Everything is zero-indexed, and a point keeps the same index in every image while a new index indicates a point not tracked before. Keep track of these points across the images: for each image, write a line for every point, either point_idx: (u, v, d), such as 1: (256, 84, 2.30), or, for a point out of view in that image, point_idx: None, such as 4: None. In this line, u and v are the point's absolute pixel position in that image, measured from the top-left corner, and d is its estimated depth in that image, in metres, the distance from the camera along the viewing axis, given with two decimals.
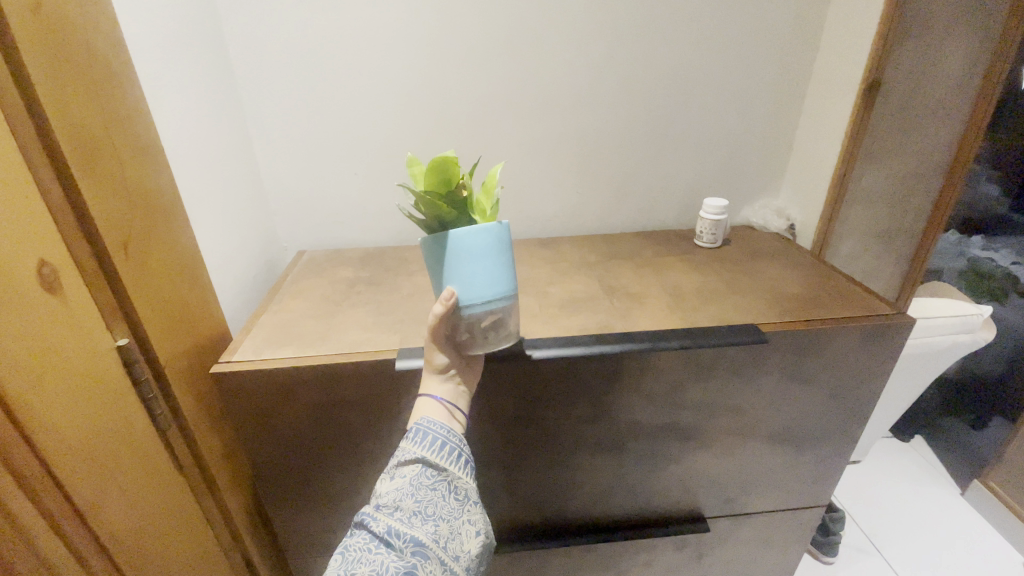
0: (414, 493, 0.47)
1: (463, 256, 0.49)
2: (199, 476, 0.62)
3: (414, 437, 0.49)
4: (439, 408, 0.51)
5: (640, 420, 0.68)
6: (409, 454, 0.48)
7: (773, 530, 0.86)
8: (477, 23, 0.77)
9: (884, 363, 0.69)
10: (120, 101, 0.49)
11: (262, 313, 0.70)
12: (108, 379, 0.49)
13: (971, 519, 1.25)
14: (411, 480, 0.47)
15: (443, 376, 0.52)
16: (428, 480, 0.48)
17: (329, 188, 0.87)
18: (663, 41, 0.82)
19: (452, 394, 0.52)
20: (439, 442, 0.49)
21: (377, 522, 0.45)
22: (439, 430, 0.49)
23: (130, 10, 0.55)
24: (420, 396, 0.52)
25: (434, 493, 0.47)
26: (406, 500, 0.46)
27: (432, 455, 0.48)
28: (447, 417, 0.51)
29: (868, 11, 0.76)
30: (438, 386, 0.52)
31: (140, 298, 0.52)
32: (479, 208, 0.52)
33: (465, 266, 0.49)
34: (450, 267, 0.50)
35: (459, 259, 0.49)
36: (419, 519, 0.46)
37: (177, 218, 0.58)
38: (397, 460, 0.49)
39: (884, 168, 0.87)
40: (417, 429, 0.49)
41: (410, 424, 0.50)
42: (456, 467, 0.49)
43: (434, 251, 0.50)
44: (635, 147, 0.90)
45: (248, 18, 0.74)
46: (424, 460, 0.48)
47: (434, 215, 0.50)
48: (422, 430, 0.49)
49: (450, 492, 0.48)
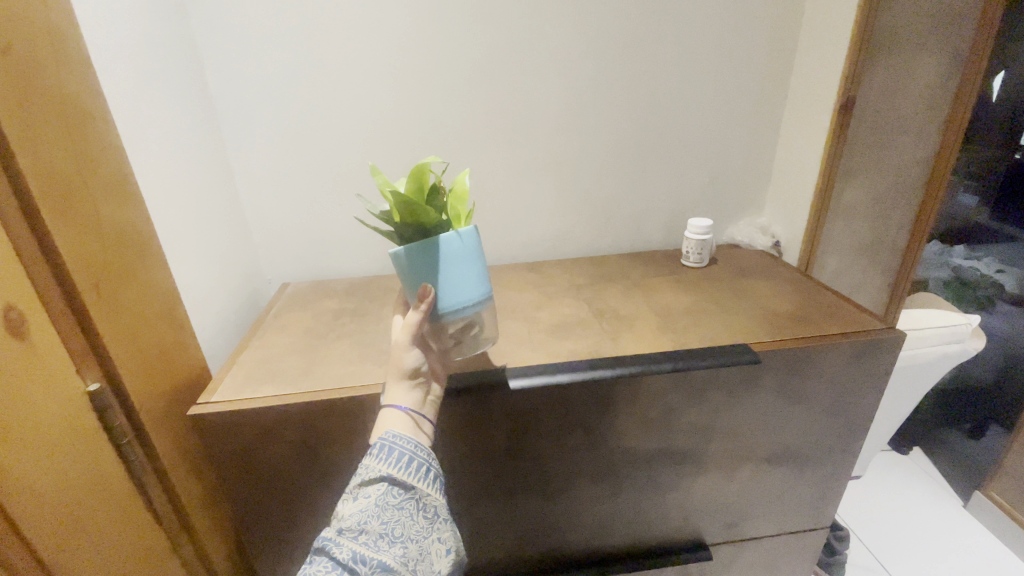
0: (380, 514, 0.45)
1: (456, 259, 0.52)
2: (177, 525, 0.59)
3: (379, 453, 0.46)
4: (406, 420, 0.48)
5: (634, 446, 0.66)
6: (373, 473, 0.45)
7: (777, 554, 0.84)
8: (456, 52, 0.78)
9: (877, 379, 0.69)
10: (93, 138, 0.48)
11: (243, 349, 0.68)
12: (77, 422, 0.47)
13: (975, 532, 1.22)
14: (377, 500, 0.45)
15: (411, 383, 0.49)
16: (394, 499, 0.45)
17: (313, 218, 0.87)
18: (641, 69, 0.84)
19: (417, 402, 0.49)
20: (407, 458, 0.46)
21: (340, 548, 0.43)
22: (406, 445, 0.46)
23: (107, 52, 0.55)
24: (384, 407, 0.49)
25: (401, 512, 0.45)
26: (372, 523, 0.44)
27: (398, 473, 0.45)
28: (412, 429, 0.48)
29: (837, 32, 0.78)
30: (405, 394, 0.49)
31: (114, 340, 0.50)
32: (455, 213, 0.54)
33: (458, 269, 0.53)
34: (433, 270, 0.52)
35: (435, 267, 0.52)
36: (386, 542, 0.44)
37: (153, 253, 0.57)
38: (360, 479, 0.46)
39: (862, 183, 0.88)
40: (381, 444, 0.46)
41: (374, 438, 0.47)
42: (423, 483, 0.47)
43: (419, 256, 0.51)
44: (617, 170, 0.91)
45: (228, 53, 0.74)
46: (390, 479, 0.45)
47: (414, 221, 0.51)
48: (388, 446, 0.46)
49: (418, 511, 0.46)
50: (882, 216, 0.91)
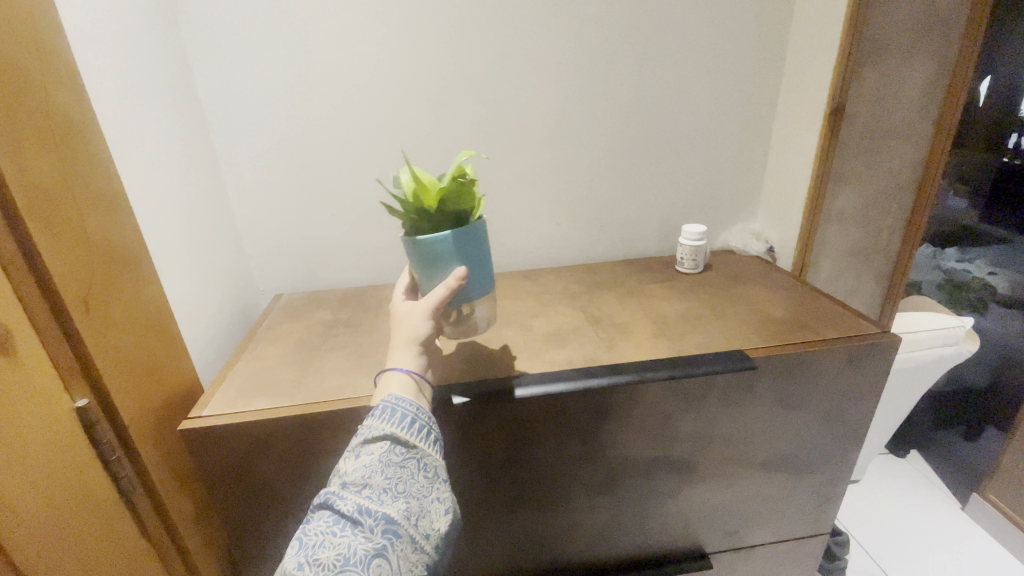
0: (384, 470, 0.44)
1: (482, 246, 0.55)
2: (168, 541, 0.58)
3: (382, 415, 0.46)
4: (408, 384, 0.49)
5: (633, 455, 0.66)
6: (376, 432, 0.45)
7: (778, 562, 0.83)
8: (448, 62, 0.78)
9: (875, 384, 0.68)
10: (81, 151, 0.48)
11: (235, 362, 0.68)
12: (64, 439, 0.46)
13: (975, 534, 1.22)
14: (380, 457, 0.44)
15: (416, 351, 0.51)
16: (397, 457, 0.45)
17: (305, 228, 0.86)
18: (631, 78, 0.84)
19: (420, 366, 0.51)
20: (408, 418, 0.46)
21: (344, 501, 0.42)
22: (408, 407, 0.47)
23: (96, 64, 0.55)
24: (386, 370, 0.50)
25: (403, 470, 0.45)
26: (375, 477, 0.43)
27: (401, 432, 0.45)
28: (414, 392, 0.49)
29: (825, 40, 0.79)
30: (409, 359, 0.50)
31: (102, 355, 0.49)
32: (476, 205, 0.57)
33: (482, 256, 0.55)
34: (465, 254, 0.54)
35: (468, 251, 0.54)
36: (389, 496, 0.43)
37: (143, 267, 0.56)
38: (363, 438, 0.45)
39: (855, 188, 0.87)
40: (384, 406, 0.47)
41: (377, 401, 0.48)
42: (424, 443, 0.47)
43: (456, 239, 0.53)
44: (611, 178, 0.91)
45: (220, 65, 0.74)
46: (393, 437, 0.45)
47: (453, 213, 0.53)
48: (390, 407, 0.46)
49: (419, 470, 0.46)
50: (873, 220, 0.91)
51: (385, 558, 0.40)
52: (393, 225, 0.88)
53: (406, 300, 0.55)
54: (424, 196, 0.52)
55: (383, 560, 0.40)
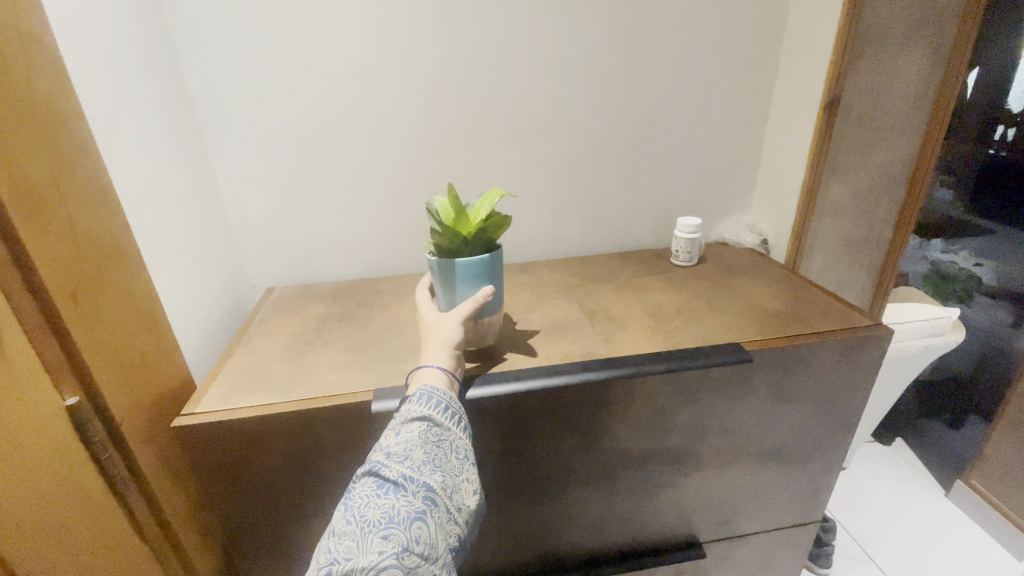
0: (424, 445, 0.45)
1: (499, 269, 0.62)
2: (161, 537, 0.57)
3: (419, 399, 0.48)
4: (442, 379, 0.51)
5: (628, 447, 0.66)
6: (415, 413, 0.47)
7: (769, 550, 0.85)
8: (442, 50, 0.77)
9: (866, 376, 0.69)
10: (64, 141, 0.46)
11: (227, 357, 0.67)
12: (53, 438, 0.45)
13: (958, 519, 1.25)
14: (419, 434, 0.46)
15: (448, 354, 0.54)
16: (433, 436, 0.47)
17: (296, 220, 0.85)
18: (628, 69, 0.83)
19: (448, 361, 0.53)
20: (443, 404, 0.48)
21: (388, 468, 0.43)
22: (443, 394, 0.49)
23: (81, 53, 0.53)
24: (419, 368, 0.52)
25: (439, 448, 0.46)
26: (416, 450, 0.45)
27: (437, 414, 0.48)
28: (447, 387, 0.51)
29: (823, 30, 0.79)
30: (440, 358, 0.53)
31: (91, 352, 0.48)
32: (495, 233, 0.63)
33: (500, 277, 0.62)
34: (489, 275, 0.60)
35: (490, 272, 0.60)
36: (429, 468, 0.44)
37: (132, 260, 0.55)
38: (402, 418, 0.47)
39: (847, 181, 0.88)
40: (420, 392, 0.49)
41: (412, 390, 0.50)
42: (457, 428, 0.49)
43: (482, 264, 0.59)
44: (606, 169, 0.91)
45: (208, 52, 0.72)
46: (431, 419, 0.47)
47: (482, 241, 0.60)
48: (427, 393, 0.48)
49: (453, 450, 0.47)
50: (865, 213, 0.92)
51: (424, 522, 0.42)
52: (387, 217, 0.88)
53: (432, 309, 0.59)
54: (463, 224, 0.58)
55: (422, 523, 0.41)
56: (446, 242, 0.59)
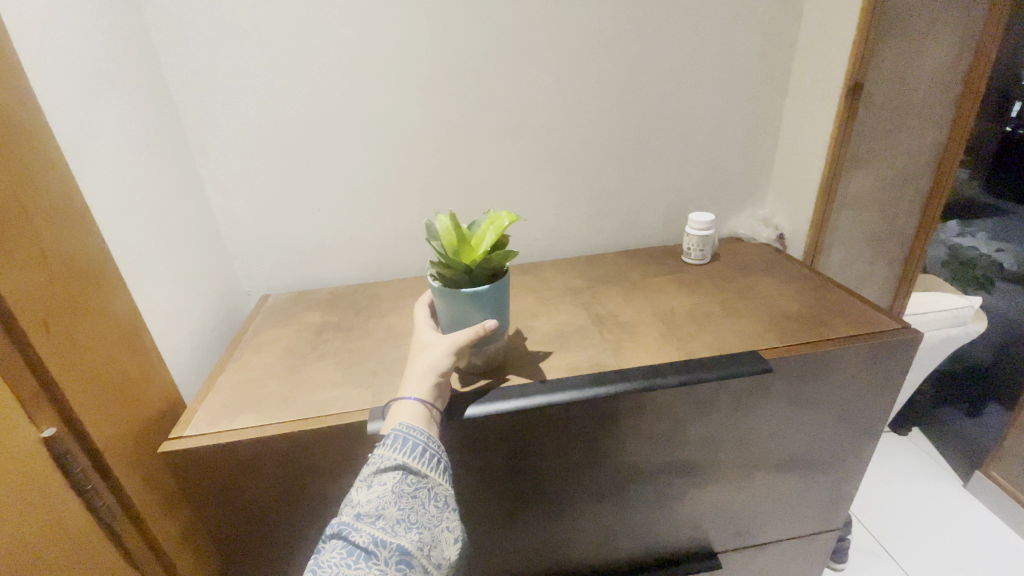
0: (398, 500, 0.43)
1: (500, 297, 0.58)
2: (154, 564, 0.55)
3: (394, 444, 0.45)
4: (421, 413, 0.48)
5: (640, 461, 0.63)
6: (388, 462, 0.44)
7: (788, 557, 0.81)
8: (436, 39, 0.73)
9: (893, 382, 0.65)
10: (28, 160, 0.43)
11: (218, 374, 0.64)
12: (30, 475, 0.41)
13: (978, 512, 1.21)
14: (392, 488, 0.43)
15: (436, 386, 0.51)
16: (409, 487, 0.44)
17: (289, 224, 0.81)
18: (635, 55, 0.79)
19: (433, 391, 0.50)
20: (420, 448, 0.45)
21: (358, 532, 0.40)
22: (419, 436, 0.46)
23: (43, 56, 0.49)
24: (396, 401, 0.49)
25: (415, 500, 0.43)
26: (389, 508, 0.42)
27: (412, 462, 0.44)
28: (426, 423, 0.48)
29: (844, 7, 0.73)
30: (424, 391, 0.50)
31: (69, 381, 0.45)
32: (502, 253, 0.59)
33: (500, 305, 0.58)
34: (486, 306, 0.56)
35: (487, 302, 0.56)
36: (403, 527, 0.42)
37: (110, 279, 0.52)
38: (375, 468, 0.44)
39: (869, 171, 0.83)
40: (395, 435, 0.45)
41: (387, 430, 0.47)
42: (436, 473, 0.45)
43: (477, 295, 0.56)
44: (613, 163, 0.87)
45: (190, 49, 0.68)
46: (406, 467, 0.44)
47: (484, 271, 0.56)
48: (402, 436, 0.45)
49: (430, 500, 0.44)
50: (889, 204, 0.87)
51: None
52: (385, 220, 0.84)
53: (431, 330, 0.57)
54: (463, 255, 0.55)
55: None
56: (449, 272, 0.56)
